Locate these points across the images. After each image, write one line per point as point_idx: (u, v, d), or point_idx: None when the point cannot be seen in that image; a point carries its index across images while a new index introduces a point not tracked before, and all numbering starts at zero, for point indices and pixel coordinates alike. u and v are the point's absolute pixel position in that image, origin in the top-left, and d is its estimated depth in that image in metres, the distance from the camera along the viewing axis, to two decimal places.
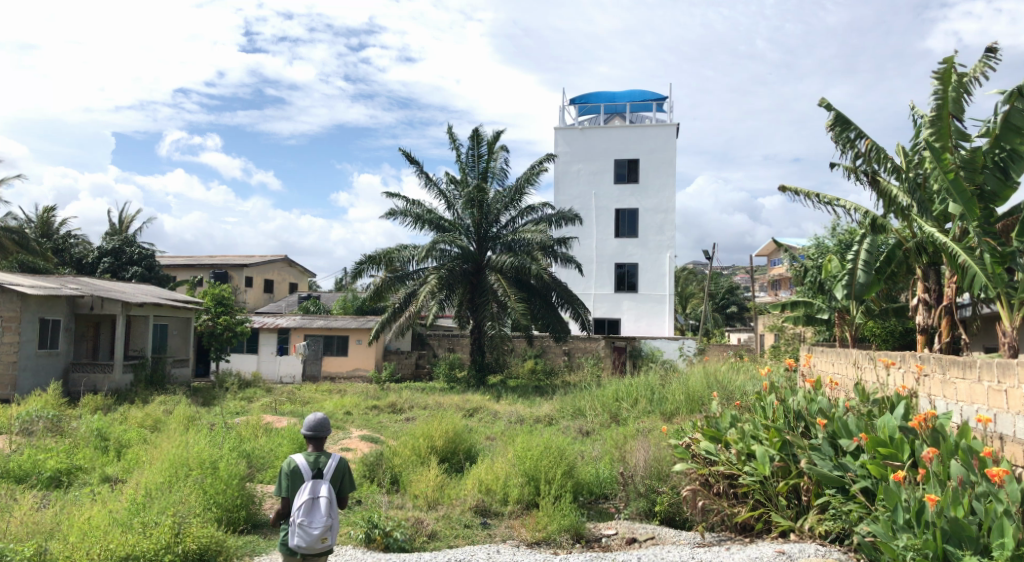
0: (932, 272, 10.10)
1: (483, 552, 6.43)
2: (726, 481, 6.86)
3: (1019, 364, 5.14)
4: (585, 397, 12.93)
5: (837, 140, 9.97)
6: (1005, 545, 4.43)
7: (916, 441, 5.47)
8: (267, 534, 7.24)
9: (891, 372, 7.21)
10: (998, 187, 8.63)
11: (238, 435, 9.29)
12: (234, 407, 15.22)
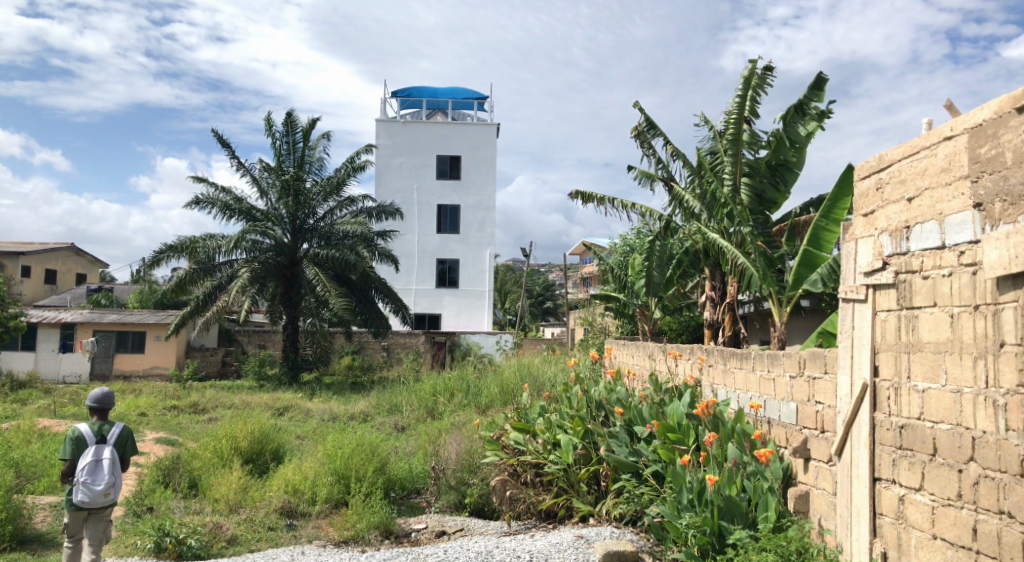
0: (717, 272, 11.09)
1: (287, 554, 6.22)
2: (533, 470, 7.21)
3: (783, 355, 5.72)
4: (402, 393, 12.96)
5: (643, 140, 10.63)
6: (768, 518, 5.06)
7: (700, 427, 5.97)
8: (35, 550, 6.57)
9: (680, 363, 7.82)
10: (776, 196, 9.73)
11: (3, 442, 8.34)
12: (5, 411, 13.59)
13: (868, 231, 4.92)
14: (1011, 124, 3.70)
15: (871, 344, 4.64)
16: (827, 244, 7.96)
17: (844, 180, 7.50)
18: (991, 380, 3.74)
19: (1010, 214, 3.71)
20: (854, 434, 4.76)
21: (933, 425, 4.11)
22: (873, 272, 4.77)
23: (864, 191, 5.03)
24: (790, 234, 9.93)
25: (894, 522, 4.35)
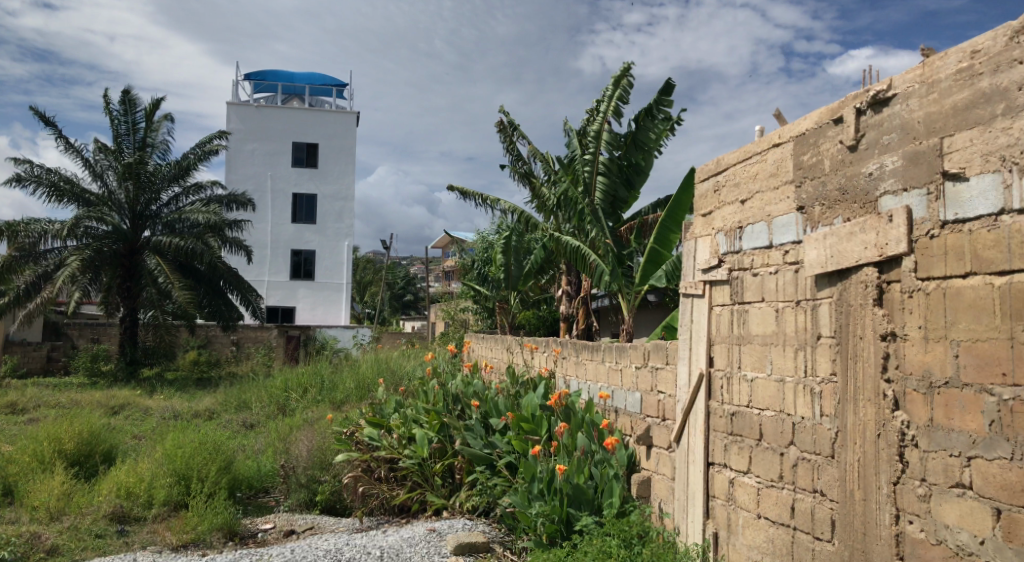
0: (574, 267, 11.47)
1: None
2: (388, 466, 7.17)
3: (631, 347, 6.02)
4: (253, 389, 12.51)
5: (505, 137, 10.78)
6: (613, 504, 5.32)
7: (552, 418, 6.20)
8: None
9: (536, 356, 8.00)
10: (628, 195, 10.18)
11: None
12: None
13: (707, 230, 5.39)
14: (829, 134, 4.31)
15: (707, 337, 5.16)
16: (671, 244, 8.34)
17: (686, 183, 7.84)
18: (808, 370, 4.33)
19: (828, 216, 4.30)
20: (691, 421, 5.24)
21: (759, 412, 4.65)
22: (709, 269, 5.30)
23: (703, 193, 5.48)
24: (638, 232, 10.27)
25: (725, 503, 4.85)
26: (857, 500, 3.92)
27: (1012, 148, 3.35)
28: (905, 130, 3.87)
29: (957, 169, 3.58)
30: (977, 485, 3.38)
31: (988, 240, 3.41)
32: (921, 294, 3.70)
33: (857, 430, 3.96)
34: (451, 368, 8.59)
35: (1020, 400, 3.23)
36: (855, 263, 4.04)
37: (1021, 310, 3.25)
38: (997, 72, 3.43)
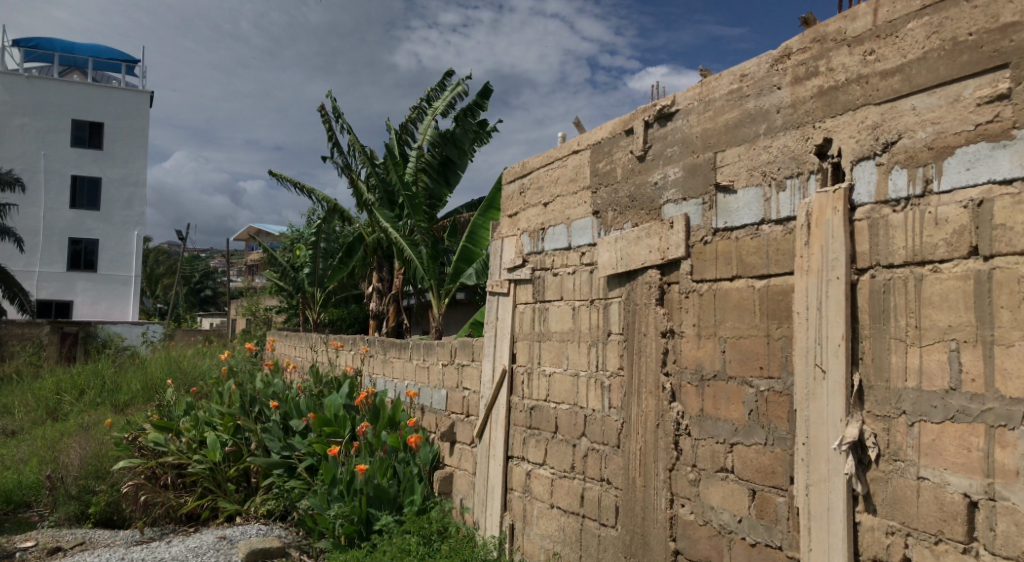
0: (387, 264, 11.54)
1: None
2: (175, 472, 6.88)
3: (438, 346, 6.26)
4: (14, 394, 11.15)
5: (326, 124, 10.53)
6: (414, 502, 5.54)
7: (356, 418, 6.31)
8: None
9: (341, 353, 8.22)
10: (442, 192, 10.37)
11: None
12: None
13: (513, 230, 5.60)
14: (622, 143, 4.66)
15: (511, 334, 5.38)
16: (483, 241, 8.58)
17: (496, 185, 8.14)
18: (600, 364, 4.64)
19: (619, 222, 4.66)
20: (493, 416, 5.44)
21: (556, 406, 4.89)
22: (514, 268, 5.51)
23: (511, 194, 5.68)
24: (453, 231, 10.37)
25: (522, 495, 5.05)
26: (638, 486, 4.27)
27: (771, 165, 3.89)
28: (685, 144, 4.30)
29: (728, 182, 4.06)
30: (737, 468, 3.84)
31: (751, 246, 3.93)
32: (695, 295, 4.15)
33: (639, 421, 4.32)
34: (251, 367, 8.27)
35: (773, 391, 3.76)
36: (642, 265, 4.42)
37: (775, 310, 3.80)
38: (761, 95, 3.96)
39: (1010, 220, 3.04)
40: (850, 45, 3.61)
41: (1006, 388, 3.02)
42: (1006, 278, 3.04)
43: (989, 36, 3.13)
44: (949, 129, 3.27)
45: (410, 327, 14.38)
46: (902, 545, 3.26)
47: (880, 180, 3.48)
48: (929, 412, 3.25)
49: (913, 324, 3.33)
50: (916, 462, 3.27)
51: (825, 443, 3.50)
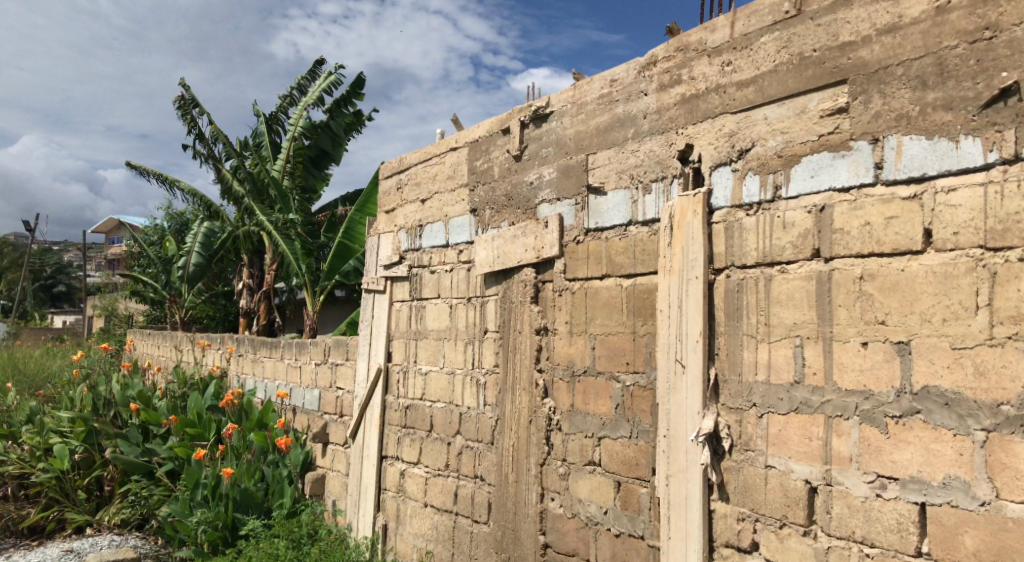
0: (256, 260, 11.33)
1: None
2: (15, 482, 6.48)
3: (310, 345, 6.21)
4: None
5: (185, 114, 10.04)
6: (283, 504, 5.49)
7: (221, 421, 6.36)
8: None
9: (207, 354, 8.15)
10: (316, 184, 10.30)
11: None
12: None
13: (390, 226, 5.60)
14: (499, 143, 4.73)
15: (387, 333, 5.37)
16: (360, 237, 8.52)
17: (372, 181, 8.07)
18: (476, 361, 4.70)
19: (496, 220, 4.71)
20: (367, 416, 5.43)
21: (431, 405, 4.93)
22: (391, 265, 5.49)
23: (388, 190, 5.68)
24: (330, 224, 10.39)
25: (395, 494, 5.07)
26: (511, 481, 4.36)
27: (638, 168, 4.04)
28: (559, 145, 4.40)
29: (599, 184, 4.19)
30: (604, 462, 3.98)
31: (620, 247, 4.06)
32: (568, 293, 4.26)
33: (513, 417, 4.40)
34: (107, 369, 7.94)
35: (638, 385, 3.92)
36: (516, 263, 4.50)
37: (640, 307, 3.95)
38: (629, 100, 4.11)
39: (847, 224, 3.32)
40: (709, 56, 3.81)
41: (842, 380, 3.31)
42: (843, 278, 3.32)
43: (830, 53, 3.40)
44: (795, 138, 3.51)
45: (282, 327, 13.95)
46: (751, 530, 3.47)
47: (735, 186, 3.69)
48: (776, 404, 3.49)
49: (762, 321, 3.57)
50: (764, 451, 3.50)
51: (684, 435, 3.68)
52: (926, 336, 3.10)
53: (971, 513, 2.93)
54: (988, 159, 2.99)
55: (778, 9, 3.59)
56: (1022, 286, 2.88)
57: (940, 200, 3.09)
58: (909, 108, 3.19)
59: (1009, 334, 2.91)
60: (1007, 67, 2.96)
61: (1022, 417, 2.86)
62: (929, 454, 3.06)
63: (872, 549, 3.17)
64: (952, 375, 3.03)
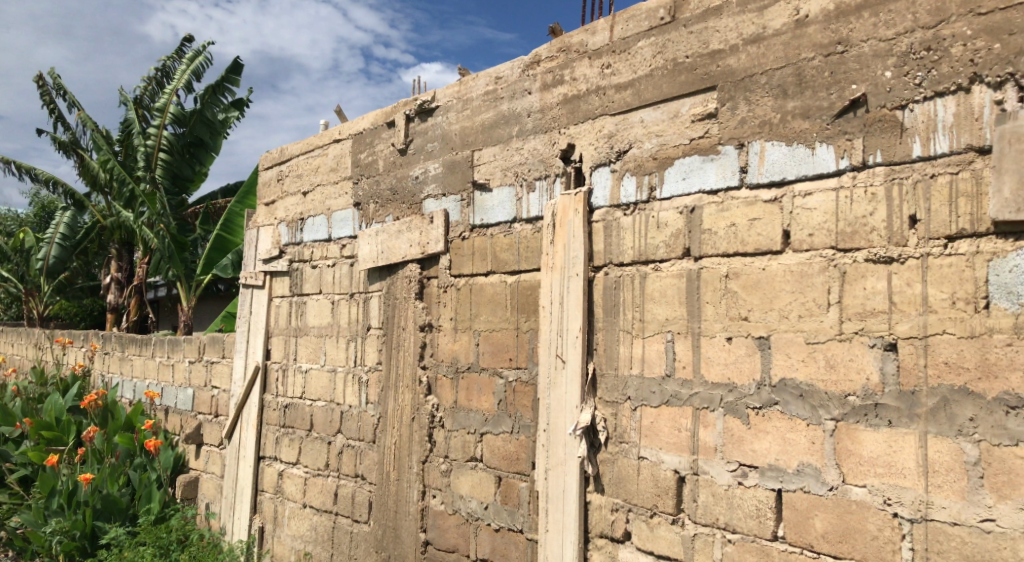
0: (125, 253, 11.04)
1: None
2: None
3: (183, 343, 6.00)
4: None
5: (46, 99, 9.40)
6: (151, 510, 5.35)
7: (82, 424, 6.09)
8: None
9: (69, 352, 7.81)
10: (193, 175, 9.84)
11: None
12: None
13: (270, 219, 5.50)
14: (384, 136, 4.69)
15: (266, 329, 5.28)
16: (237, 231, 8.42)
17: (252, 176, 7.95)
18: (359, 359, 4.64)
19: (380, 215, 4.68)
20: (245, 415, 5.31)
21: (312, 403, 4.87)
22: (270, 260, 5.39)
23: (268, 181, 5.57)
24: (205, 215, 10.12)
25: (273, 496, 4.99)
26: (392, 480, 4.33)
27: (522, 166, 4.07)
28: (444, 140, 4.40)
29: (484, 180, 4.19)
30: (486, 457, 4.01)
31: (504, 243, 4.09)
32: (453, 289, 4.25)
33: (395, 414, 4.37)
34: None
35: (520, 381, 3.96)
36: (401, 259, 4.47)
37: (524, 303, 4.00)
38: (513, 98, 4.15)
39: (714, 225, 3.50)
40: (590, 58, 3.89)
41: (708, 373, 3.48)
42: (711, 277, 3.49)
43: (701, 60, 3.55)
44: (669, 142, 3.65)
45: (156, 323, 13.28)
46: (624, 520, 3.60)
47: (614, 186, 3.80)
48: (649, 397, 3.63)
49: (637, 317, 3.69)
50: (638, 443, 3.63)
51: (563, 429, 3.76)
52: (784, 331, 3.30)
53: (821, 497, 3.15)
54: (839, 166, 3.20)
55: (654, 15, 3.71)
56: (867, 285, 3.11)
57: (797, 203, 3.29)
58: (771, 116, 3.37)
59: (855, 329, 3.13)
60: (856, 80, 3.16)
61: (865, 406, 3.09)
62: (785, 443, 3.27)
63: (734, 534, 3.34)
64: (807, 368, 3.24)
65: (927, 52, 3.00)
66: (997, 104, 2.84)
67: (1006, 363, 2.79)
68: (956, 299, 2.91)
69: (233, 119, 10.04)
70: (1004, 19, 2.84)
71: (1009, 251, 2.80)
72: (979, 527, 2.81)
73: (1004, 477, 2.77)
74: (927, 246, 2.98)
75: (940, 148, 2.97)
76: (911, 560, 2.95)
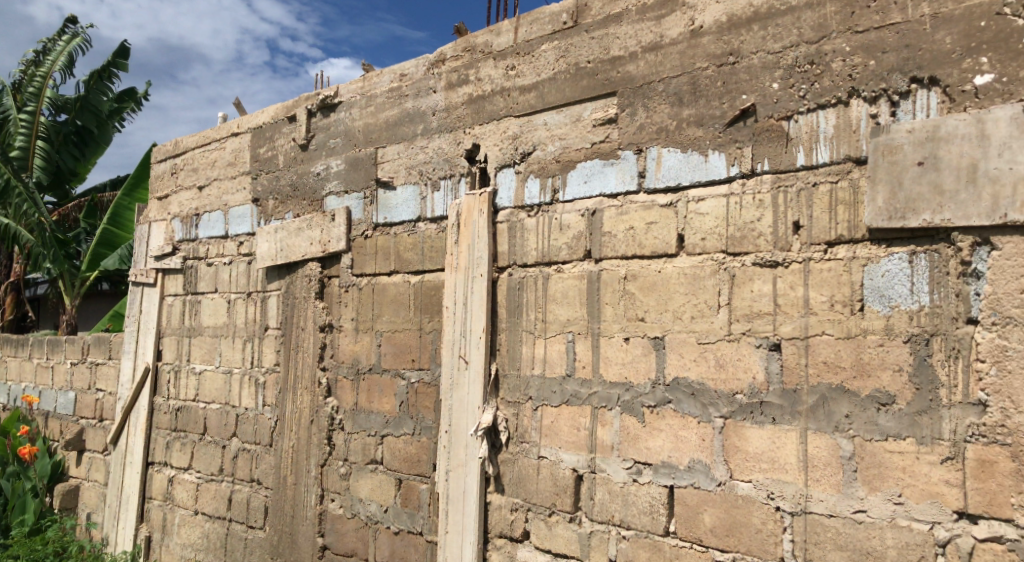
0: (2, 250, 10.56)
1: None
2: None
3: (64, 344, 5.86)
4: None
5: None
6: (26, 522, 5.32)
7: None
8: None
9: None
10: (75, 164, 9.64)
11: None
12: None
13: (162, 214, 5.36)
14: (284, 130, 4.62)
15: (157, 329, 5.14)
16: (127, 225, 8.21)
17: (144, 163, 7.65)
18: (256, 361, 4.57)
19: (279, 211, 4.61)
20: (132, 419, 5.18)
21: (205, 406, 4.78)
22: (162, 257, 5.25)
23: (161, 174, 5.43)
24: (88, 209, 9.71)
25: (161, 504, 4.92)
26: (289, 485, 4.27)
27: (427, 165, 4.05)
28: (347, 136, 4.35)
29: (387, 178, 4.16)
30: (386, 460, 3.98)
31: (408, 242, 4.05)
32: (354, 289, 4.20)
33: (293, 418, 4.32)
34: None
35: (422, 382, 3.93)
36: (301, 257, 4.41)
37: (427, 303, 3.96)
38: (418, 96, 4.12)
39: (613, 228, 3.57)
40: (495, 59, 3.91)
41: (607, 373, 3.55)
42: (610, 278, 3.56)
43: (602, 65, 3.61)
44: (571, 145, 3.70)
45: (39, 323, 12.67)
46: (523, 520, 3.63)
47: (518, 187, 3.81)
48: (550, 396, 3.66)
49: (540, 317, 3.72)
50: (538, 443, 3.66)
51: (464, 430, 3.76)
52: (677, 331, 3.40)
53: (709, 493, 3.27)
54: (730, 173, 3.32)
55: (556, 19, 3.75)
56: (755, 287, 3.23)
57: (691, 208, 3.40)
58: (668, 123, 3.47)
59: (743, 330, 3.25)
60: (747, 91, 3.29)
61: (752, 404, 3.22)
62: (678, 441, 3.38)
63: (628, 531, 3.42)
64: (698, 367, 3.35)
65: (810, 66, 3.15)
66: (872, 118, 3.01)
67: (878, 362, 2.96)
68: (835, 302, 3.06)
69: (121, 106, 9.72)
70: (879, 37, 3.00)
71: (882, 256, 2.97)
72: (852, 518, 2.96)
73: (875, 470, 2.93)
74: (809, 252, 3.13)
75: (821, 158, 3.12)
76: (791, 551, 3.08)
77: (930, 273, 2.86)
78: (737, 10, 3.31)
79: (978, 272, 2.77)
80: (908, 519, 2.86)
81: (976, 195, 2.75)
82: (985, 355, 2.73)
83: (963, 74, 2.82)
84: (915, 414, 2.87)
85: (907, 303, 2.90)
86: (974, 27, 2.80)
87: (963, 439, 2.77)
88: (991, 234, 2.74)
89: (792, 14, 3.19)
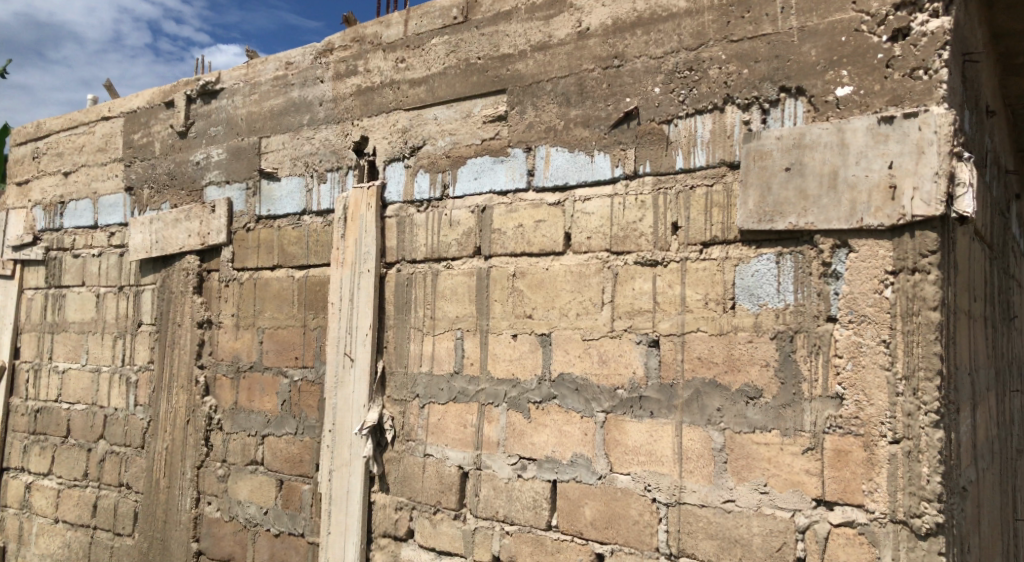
0: None
1: None
2: None
3: None
4: None
5: None
6: None
7: None
8: None
9: None
10: None
11: None
12: None
13: (21, 201, 5.10)
14: (160, 117, 4.47)
15: (14, 326, 4.96)
16: None
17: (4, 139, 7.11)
18: (127, 358, 4.43)
19: (155, 201, 4.46)
20: None
21: (69, 407, 4.62)
22: (22, 247, 5.02)
23: (20, 158, 5.16)
24: None
25: (18, 512, 4.77)
26: (161, 489, 4.18)
27: (313, 157, 3.99)
28: (229, 124, 4.25)
29: (272, 169, 4.09)
30: (267, 460, 3.93)
31: (293, 236, 3.99)
32: (235, 283, 4.14)
33: (168, 418, 4.21)
34: None
35: (306, 380, 3.87)
36: (178, 250, 4.30)
37: (313, 299, 3.90)
38: (304, 86, 4.03)
39: (503, 225, 3.58)
40: (384, 50, 3.86)
41: (494, 369, 3.56)
42: (498, 275, 3.57)
43: (492, 62, 3.62)
44: (461, 140, 3.68)
45: None
46: (407, 518, 3.61)
47: (407, 181, 3.78)
48: (437, 394, 3.64)
49: (428, 314, 3.69)
50: (424, 441, 3.63)
51: (349, 428, 3.72)
52: (563, 328, 3.45)
53: (591, 486, 3.34)
54: (615, 173, 3.39)
55: (447, 14, 3.74)
56: (636, 285, 3.32)
57: (578, 207, 3.45)
58: (555, 123, 3.51)
59: (625, 327, 3.33)
60: (631, 94, 3.37)
61: (631, 399, 3.30)
62: (562, 436, 3.43)
63: (511, 526, 3.45)
64: (582, 363, 3.41)
65: (689, 72, 3.25)
66: (746, 124, 3.14)
67: (747, 358, 3.09)
68: (709, 300, 3.18)
69: None
70: (751, 47, 3.13)
71: (752, 257, 3.10)
72: (722, 508, 3.09)
73: (743, 462, 3.07)
74: (686, 252, 3.23)
75: (698, 161, 3.23)
76: (666, 541, 3.18)
77: (795, 273, 3.01)
78: (622, 14, 3.38)
79: (837, 273, 2.93)
80: (773, 507, 3.00)
81: (836, 200, 2.92)
82: (842, 351, 2.89)
83: (826, 86, 2.98)
84: (780, 407, 3.01)
85: (774, 301, 3.04)
86: (836, 41, 2.96)
87: (822, 430, 2.93)
88: (849, 237, 2.91)
89: (672, 21, 3.28)
